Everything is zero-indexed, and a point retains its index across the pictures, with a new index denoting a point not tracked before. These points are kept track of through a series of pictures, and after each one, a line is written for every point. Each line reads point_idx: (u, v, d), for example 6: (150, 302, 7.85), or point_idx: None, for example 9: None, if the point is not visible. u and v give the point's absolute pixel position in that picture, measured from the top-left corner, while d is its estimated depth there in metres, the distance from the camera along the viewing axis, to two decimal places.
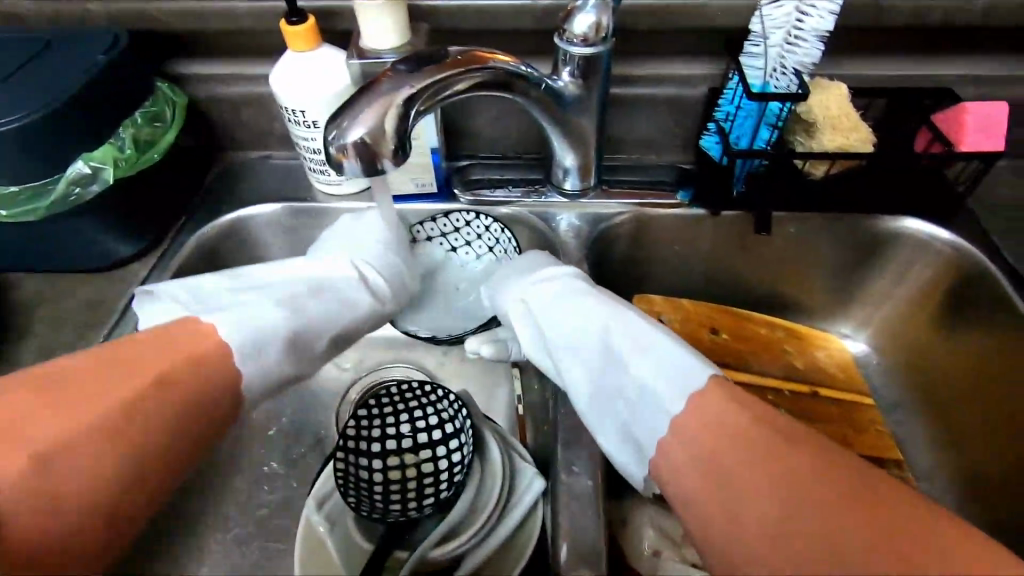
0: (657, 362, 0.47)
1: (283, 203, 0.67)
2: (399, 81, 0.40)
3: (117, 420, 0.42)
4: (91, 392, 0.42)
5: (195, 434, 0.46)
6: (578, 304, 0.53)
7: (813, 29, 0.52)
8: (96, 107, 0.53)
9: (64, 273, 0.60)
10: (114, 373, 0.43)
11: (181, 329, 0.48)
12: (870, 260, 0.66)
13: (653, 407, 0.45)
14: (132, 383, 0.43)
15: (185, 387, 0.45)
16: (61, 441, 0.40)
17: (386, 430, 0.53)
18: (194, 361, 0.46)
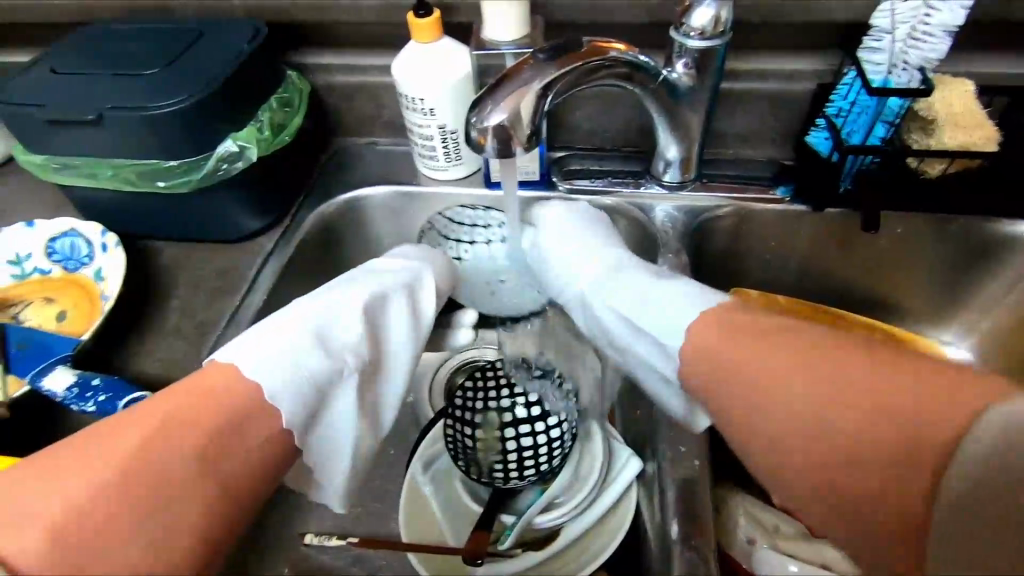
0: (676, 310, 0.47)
1: (392, 186, 0.71)
2: (538, 70, 0.42)
3: (144, 466, 0.35)
4: (107, 445, 0.36)
5: (241, 469, 0.38)
6: (599, 262, 0.56)
7: (942, 24, 0.51)
8: (240, 90, 0.58)
9: (199, 243, 0.66)
10: (134, 420, 0.37)
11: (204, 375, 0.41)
12: (982, 265, 0.63)
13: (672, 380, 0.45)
14: (150, 426, 0.37)
15: (214, 418, 0.38)
16: (89, 500, 0.34)
17: (486, 402, 0.55)
18: (223, 383, 0.40)
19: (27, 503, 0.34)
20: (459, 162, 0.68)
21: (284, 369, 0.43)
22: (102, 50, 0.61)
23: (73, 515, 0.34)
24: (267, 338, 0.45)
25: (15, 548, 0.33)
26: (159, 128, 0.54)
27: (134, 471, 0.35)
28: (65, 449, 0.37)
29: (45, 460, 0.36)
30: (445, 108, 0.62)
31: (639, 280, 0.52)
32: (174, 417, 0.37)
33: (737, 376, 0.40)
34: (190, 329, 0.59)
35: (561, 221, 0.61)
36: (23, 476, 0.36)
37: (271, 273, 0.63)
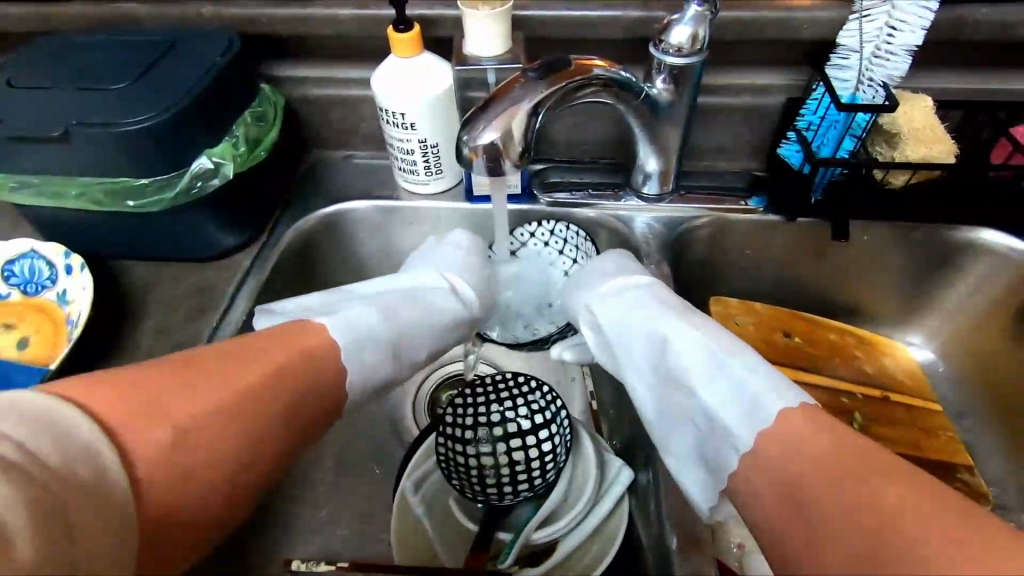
0: (754, 390, 0.45)
1: (372, 201, 0.70)
2: (528, 91, 0.42)
3: (256, 403, 0.41)
4: (230, 373, 0.41)
5: (311, 429, 0.45)
6: (655, 314, 0.55)
7: (903, 43, 0.54)
8: (215, 104, 0.57)
9: (171, 261, 0.64)
10: (252, 361, 0.42)
11: (301, 334, 0.48)
12: (943, 270, 0.67)
13: (720, 436, 0.46)
14: (266, 372, 0.42)
15: (312, 385, 0.45)
16: (205, 420, 0.38)
17: (478, 418, 0.55)
18: (320, 366, 0.47)
19: (149, 402, 0.37)
20: (438, 176, 0.68)
21: (362, 346, 0.51)
22: (65, 62, 0.58)
23: (189, 430, 0.37)
24: (349, 319, 0.52)
25: (139, 441, 0.35)
26: (131, 142, 0.52)
27: (249, 407, 0.40)
28: (186, 366, 0.40)
29: (161, 370, 0.40)
30: (425, 123, 0.62)
31: (706, 346, 0.50)
32: (284, 368, 0.44)
33: (796, 484, 0.38)
34: (166, 352, 0.56)
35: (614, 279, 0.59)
36: (139, 375, 0.38)
37: (249, 292, 0.61)
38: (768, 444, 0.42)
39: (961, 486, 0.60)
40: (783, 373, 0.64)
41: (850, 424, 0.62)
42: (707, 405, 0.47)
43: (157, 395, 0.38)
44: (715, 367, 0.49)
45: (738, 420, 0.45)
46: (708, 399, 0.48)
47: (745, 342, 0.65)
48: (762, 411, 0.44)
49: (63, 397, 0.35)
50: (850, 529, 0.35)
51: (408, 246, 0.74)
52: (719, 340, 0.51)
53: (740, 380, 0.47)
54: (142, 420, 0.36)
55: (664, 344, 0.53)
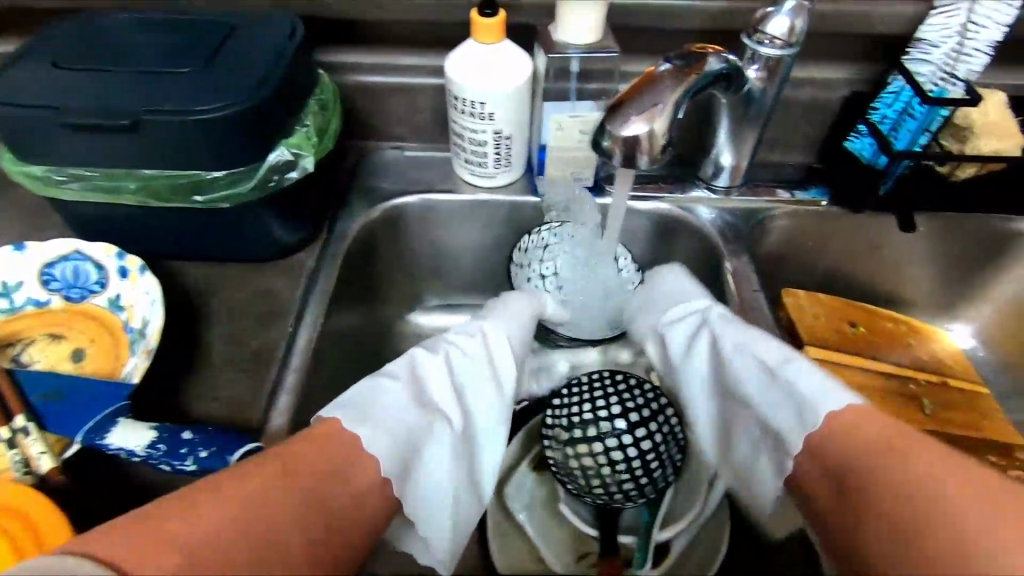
0: (799, 391, 0.46)
1: (437, 195, 0.67)
2: (660, 90, 0.41)
3: (276, 530, 0.35)
4: (249, 488, 0.35)
5: (349, 526, 0.39)
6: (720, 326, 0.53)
7: (986, 40, 0.55)
8: (287, 90, 0.52)
9: (227, 262, 0.59)
10: (267, 469, 0.37)
11: (312, 444, 0.40)
12: (991, 260, 0.70)
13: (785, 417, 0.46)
14: (285, 476, 0.37)
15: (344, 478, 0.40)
16: (223, 539, 0.33)
17: (572, 418, 0.53)
18: (345, 438, 0.42)
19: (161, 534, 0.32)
20: (508, 168, 0.65)
21: (388, 433, 0.44)
22: (112, 43, 0.52)
23: (207, 551, 0.32)
24: (373, 403, 0.46)
25: (154, 566, 0.30)
26: (208, 133, 0.47)
27: (262, 512, 0.35)
28: (195, 494, 0.34)
29: (167, 504, 0.34)
30: (505, 114, 0.59)
31: (759, 355, 0.50)
32: (303, 469, 0.38)
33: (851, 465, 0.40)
34: (242, 361, 0.52)
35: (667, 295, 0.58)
36: (155, 511, 0.33)
37: (322, 293, 0.57)
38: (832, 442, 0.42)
39: None
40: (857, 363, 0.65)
41: (922, 411, 0.63)
42: (786, 398, 0.46)
43: (172, 526, 0.32)
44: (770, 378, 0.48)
45: (789, 417, 0.46)
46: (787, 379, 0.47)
47: (820, 332, 0.65)
48: (818, 404, 0.44)
49: (83, 551, 0.30)
50: (894, 516, 0.37)
51: (466, 243, 0.71)
52: (771, 348, 0.49)
53: (790, 381, 0.47)
54: (151, 556, 0.30)
55: (722, 352, 0.52)
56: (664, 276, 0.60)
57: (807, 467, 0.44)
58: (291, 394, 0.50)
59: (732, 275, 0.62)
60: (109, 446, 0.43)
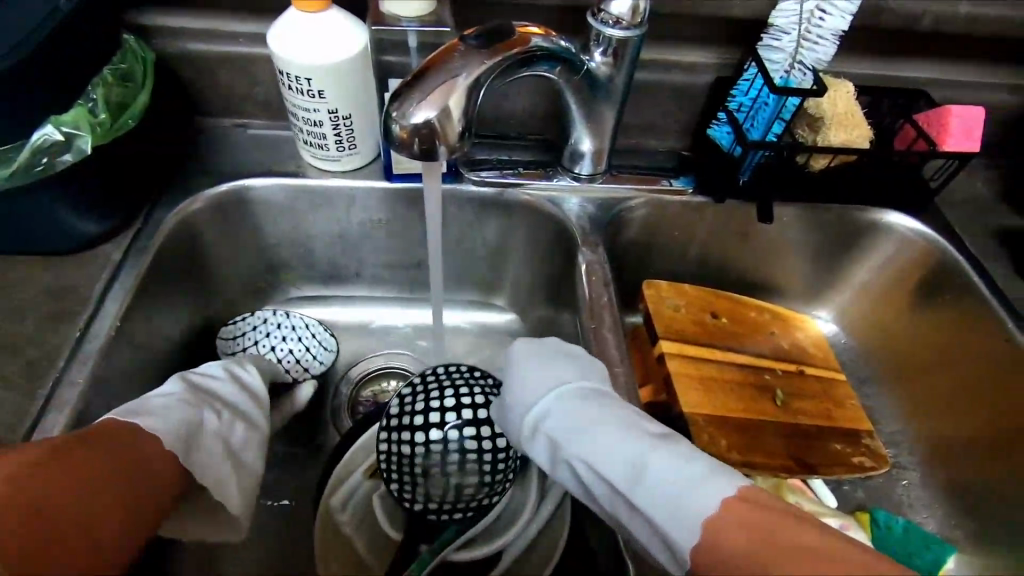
0: (659, 525, 0.36)
1: (276, 179, 0.61)
2: (457, 69, 0.37)
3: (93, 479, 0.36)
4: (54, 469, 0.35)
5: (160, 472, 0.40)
6: (565, 437, 0.42)
7: (831, 29, 0.54)
8: (60, 57, 0.45)
9: (14, 257, 0.52)
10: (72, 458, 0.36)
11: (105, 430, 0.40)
12: (850, 250, 0.71)
13: (659, 508, 0.36)
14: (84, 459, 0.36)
15: (145, 462, 0.39)
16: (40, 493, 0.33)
17: (427, 403, 0.49)
18: (124, 439, 0.39)
19: None
20: (352, 151, 0.60)
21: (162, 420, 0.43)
22: None
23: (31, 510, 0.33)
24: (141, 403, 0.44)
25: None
26: None
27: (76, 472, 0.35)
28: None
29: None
30: (335, 91, 0.53)
31: (609, 475, 0.39)
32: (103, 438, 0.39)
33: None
34: (15, 372, 0.46)
35: (536, 361, 0.47)
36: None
37: (124, 292, 0.51)
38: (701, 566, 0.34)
39: (864, 451, 0.63)
40: (710, 354, 0.65)
41: (772, 402, 0.64)
42: (661, 485, 0.37)
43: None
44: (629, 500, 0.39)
45: (661, 542, 0.37)
46: (659, 465, 0.38)
47: (676, 324, 0.65)
48: (682, 522, 0.35)
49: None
50: None
51: (316, 232, 0.65)
52: (621, 458, 0.39)
53: (646, 510, 0.37)
54: None
55: (587, 432, 0.41)
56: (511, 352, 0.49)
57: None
58: (64, 411, 0.44)
59: (586, 270, 0.60)
60: None
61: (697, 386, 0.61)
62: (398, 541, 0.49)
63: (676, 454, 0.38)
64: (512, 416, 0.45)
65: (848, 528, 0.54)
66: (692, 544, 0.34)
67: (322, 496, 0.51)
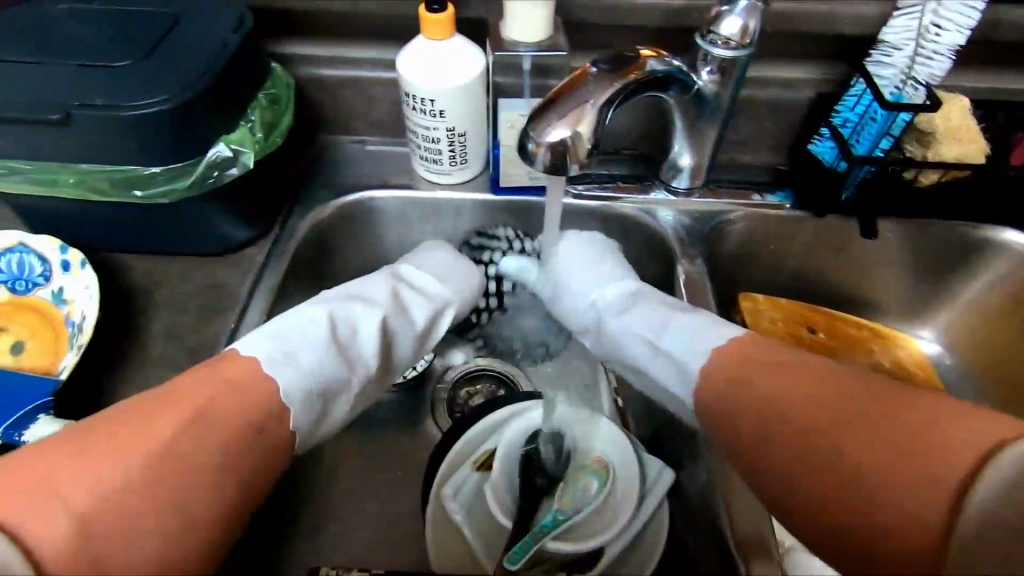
0: (681, 351, 0.51)
1: (393, 192, 0.67)
2: (585, 94, 0.41)
3: (172, 463, 0.38)
4: (133, 441, 0.38)
5: (252, 471, 0.41)
6: (603, 298, 0.58)
7: (948, 43, 0.53)
8: (229, 85, 0.52)
9: (175, 257, 0.59)
10: (165, 412, 0.39)
11: (227, 364, 0.44)
12: (958, 266, 0.68)
13: (678, 352, 0.51)
14: (180, 422, 0.39)
15: (241, 407, 0.41)
16: (120, 487, 0.36)
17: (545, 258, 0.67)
18: (236, 379, 0.43)
19: (60, 473, 0.36)
20: (463, 166, 0.64)
21: (305, 366, 0.47)
22: (54, 34, 0.52)
23: (101, 504, 0.35)
24: (297, 339, 0.48)
25: (43, 531, 0.34)
26: (143, 130, 0.47)
27: (164, 471, 0.37)
28: (56, 461, 0.37)
29: (76, 444, 0.38)
30: (454, 110, 0.58)
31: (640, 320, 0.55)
32: (201, 409, 0.40)
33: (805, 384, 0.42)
34: (182, 357, 0.53)
35: (578, 247, 0.62)
36: (49, 458, 0.36)
37: (268, 290, 0.58)
38: (732, 391, 0.45)
39: None
40: None
41: None
42: (676, 340, 0.51)
43: (50, 480, 0.36)
44: (669, 318, 0.53)
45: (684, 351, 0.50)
46: (678, 327, 0.52)
47: (773, 337, 0.65)
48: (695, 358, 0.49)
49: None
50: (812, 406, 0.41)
51: (424, 240, 0.70)
52: (653, 312, 0.55)
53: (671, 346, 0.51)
54: (43, 507, 0.35)
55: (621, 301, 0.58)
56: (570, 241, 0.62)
57: (708, 394, 0.47)
58: None
59: (685, 281, 0.62)
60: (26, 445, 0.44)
61: None
62: (508, 529, 0.51)
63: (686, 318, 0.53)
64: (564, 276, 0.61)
65: None
66: (719, 346, 0.48)
67: (432, 486, 0.54)
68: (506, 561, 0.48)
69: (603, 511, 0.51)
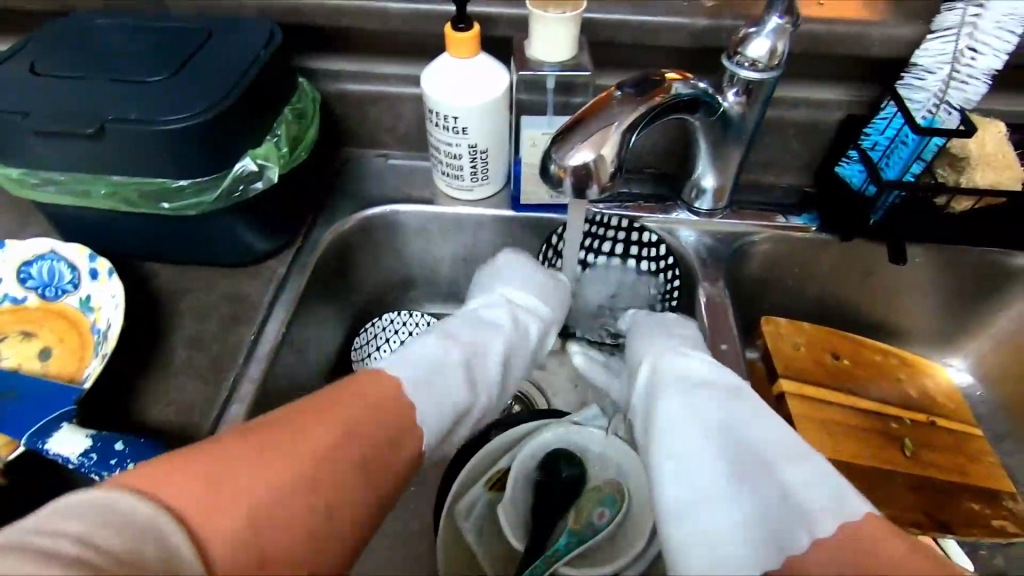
0: (800, 498, 0.38)
1: (414, 206, 0.67)
2: (610, 117, 0.40)
3: (337, 466, 0.33)
4: (294, 449, 0.33)
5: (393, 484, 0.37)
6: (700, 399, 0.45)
7: (984, 67, 0.52)
8: (258, 100, 0.53)
9: (200, 267, 0.60)
10: (321, 415, 0.35)
11: (369, 382, 0.40)
12: (992, 294, 0.66)
13: (789, 507, 0.37)
14: (341, 438, 0.35)
15: (386, 432, 0.38)
16: (287, 488, 0.31)
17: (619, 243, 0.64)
18: (383, 396, 0.40)
19: (218, 472, 0.30)
20: (484, 182, 0.64)
21: (443, 400, 0.44)
22: (93, 49, 0.54)
23: (268, 507, 0.30)
24: (427, 357, 0.46)
25: (214, 530, 0.28)
26: (173, 144, 0.48)
27: (324, 475, 0.33)
28: (208, 455, 0.31)
29: (232, 438, 0.33)
30: (478, 127, 0.58)
31: (749, 437, 0.41)
32: (351, 419, 0.36)
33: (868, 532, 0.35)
34: (204, 366, 0.54)
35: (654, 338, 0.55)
36: (218, 455, 0.31)
37: (289, 301, 0.58)
38: (848, 551, 0.34)
39: (1007, 515, 0.58)
40: (833, 396, 0.63)
41: (900, 451, 0.61)
42: (793, 486, 0.38)
43: (219, 479, 0.30)
44: (794, 453, 0.40)
45: (810, 496, 0.37)
46: (794, 476, 0.39)
47: (796, 363, 0.64)
48: (817, 519, 0.36)
49: (138, 491, 0.28)
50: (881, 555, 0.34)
51: (444, 254, 0.71)
52: (773, 433, 0.41)
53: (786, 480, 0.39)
54: (206, 501, 0.29)
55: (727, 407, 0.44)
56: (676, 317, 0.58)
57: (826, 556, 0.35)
58: (244, 404, 0.51)
59: (706, 303, 0.61)
60: (49, 451, 0.45)
61: (819, 429, 0.60)
62: (522, 551, 0.51)
63: (805, 462, 0.40)
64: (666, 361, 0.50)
65: None
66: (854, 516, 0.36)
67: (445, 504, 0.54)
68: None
69: (617, 536, 0.51)
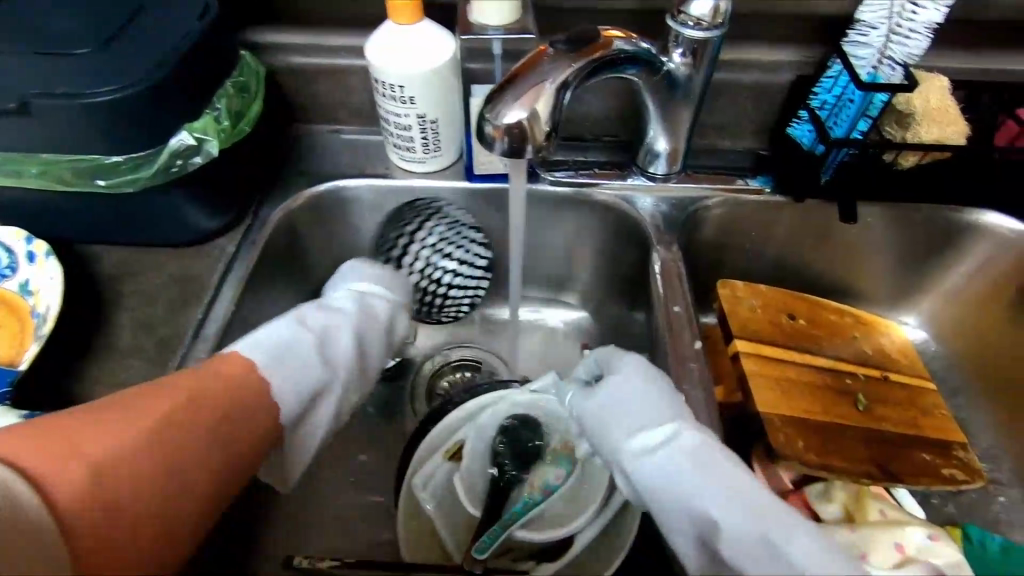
0: None
1: (367, 180, 0.66)
2: (545, 72, 0.40)
3: (194, 435, 0.36)
4: (144, 414, 0.35)
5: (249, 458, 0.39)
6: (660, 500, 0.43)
7: (925, 21, 0.52)
8: (193, 72, 0.51)
9: (146, 249, 0.59)
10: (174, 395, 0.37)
11: (225, 380, 0.41)
12: (944, 251, 0.67)
13: None
14: (180, 402, 0.37)
15: (241, 414, 0.40)
16: (131, 455, 0.33)
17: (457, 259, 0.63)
18: (236, 376, 0.41)
19: (67, 442, 0.33)
20: (436, 154, 0.64)
21: (302, 375, 0.45)
22: (17, 23, 0.52)
23: (114, 466, 0.33)
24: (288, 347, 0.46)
25: (54, 484, 0.31)
26: (100, 118, 0.47)
27: (179, 443, 0.35)
28: (60, 427, 0.34)
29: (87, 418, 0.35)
30: (424, 96, 0.57)
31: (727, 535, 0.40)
32: (207, 398, 0.38)
33: None
34: (150, 347, 0.53)
35: (615, 392, 0.49)
36: (57, 427, 0.34)
37: (238, 279, 0.57)
38: None
39: (958, 463, 0.59)
40: (787, 353, 0.64)
41: (853, 406, 0.62)
42: None
43: (62, 444, 0.33)
44: (769, 548, 0.39)
45: None
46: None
47: (751, 324, 0.65)
48: None
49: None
50: None
51: None
52: (745, 516, 0.40)
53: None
54: (49, 459, 0.32)
55: (697, 508, 0.42)
56: (620, 360, 0.52)
57: None
58: None
59: (660, 269, 0.61)
60: None
61: (774, 388, 0.61)
62: (477, 518, 0.51)
63: (783, 556, 0.39)
64: (622, 442, 0.46)
65: (938, 539, 0.52)
66: None
67: (404, 476, 0.54)
68: (474, 552, 0.48)
69: (573, 498, 0.51)
